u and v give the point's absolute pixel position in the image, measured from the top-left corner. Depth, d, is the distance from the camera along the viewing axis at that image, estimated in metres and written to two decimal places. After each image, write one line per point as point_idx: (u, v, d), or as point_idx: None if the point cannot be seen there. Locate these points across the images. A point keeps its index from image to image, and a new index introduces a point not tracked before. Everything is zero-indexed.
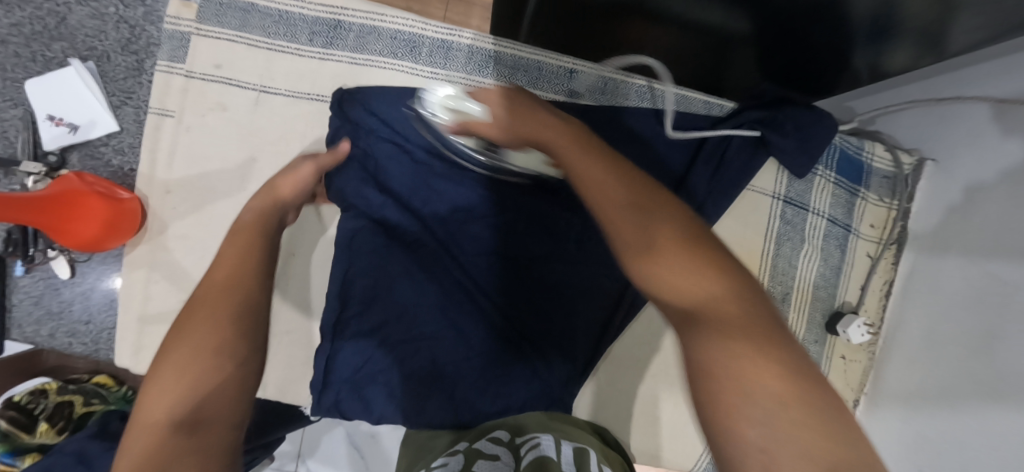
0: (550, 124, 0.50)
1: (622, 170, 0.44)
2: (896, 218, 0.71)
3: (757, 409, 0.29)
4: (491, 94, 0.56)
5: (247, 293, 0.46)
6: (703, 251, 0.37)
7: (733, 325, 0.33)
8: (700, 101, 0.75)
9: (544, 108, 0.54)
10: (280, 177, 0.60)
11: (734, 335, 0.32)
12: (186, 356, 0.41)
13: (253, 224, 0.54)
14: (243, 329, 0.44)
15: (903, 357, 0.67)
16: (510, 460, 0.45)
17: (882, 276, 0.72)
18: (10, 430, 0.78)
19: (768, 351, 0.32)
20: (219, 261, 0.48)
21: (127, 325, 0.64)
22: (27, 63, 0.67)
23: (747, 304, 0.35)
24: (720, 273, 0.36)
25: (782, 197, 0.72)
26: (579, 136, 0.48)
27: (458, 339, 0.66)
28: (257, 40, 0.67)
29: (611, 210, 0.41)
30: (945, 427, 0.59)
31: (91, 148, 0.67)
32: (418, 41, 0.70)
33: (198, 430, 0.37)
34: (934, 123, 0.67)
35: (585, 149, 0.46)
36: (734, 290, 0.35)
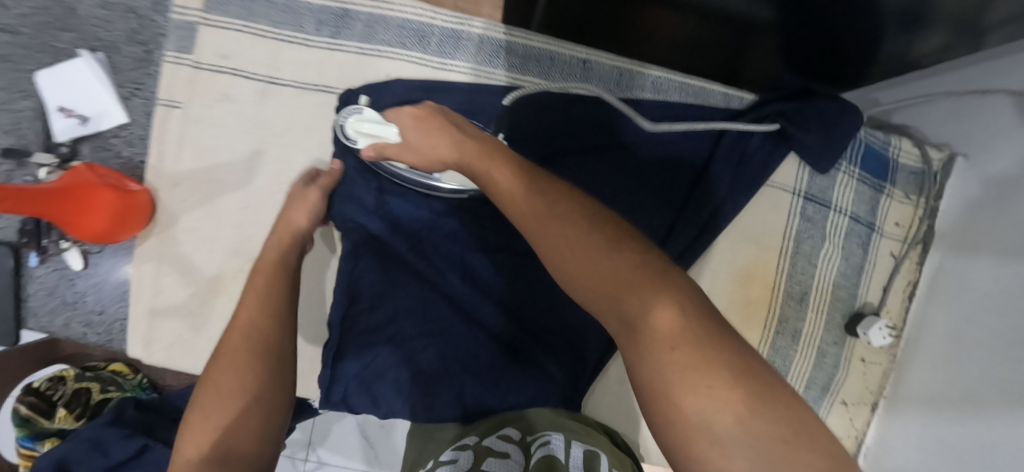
0: (465, 147, 0.46)
1: (543, 180, 0.40)
2: (923, 217, 0.68)
3: (705, 419, 0.28)
4: (408, 115, 0.51)
5: (266, 332, 0.52)
6: (632, 256, 0.35)
7: (669, 333, 0.31)
8: (719, 92, 0.72)
9: (464, 128, 0.49)
10: (292, 207, 0.62)
11: (680, 348, 0.30)
12: (211, 398, 0.48)
13: (274, 261, 0.58)
14: (264, 365, 0.50)
15: (924, 360, 0.66)
16: (522, 459, 0.46)
17: (906, 277, 0.69)
18: (31, 415, 0.82)
19: (716, 360, 0.30)
20: (240, 306, 0.54)
21: (138, 317, 0.65)
22: (37, 54, 0.66)
23: (686, 300, 0.33)
24: (655, 274, 0.34)
25: (803, 194, 0.69)
26: (499, 155, 0.44)
27: (468, 336, 0.66)
28: (264, 30, 0.66)
29: (534, 225, 0.38)
30: (967, 432, 0.57)
31: (101, 139, 0.67)
32: (427, 31, 0.68)
33: (226, 462, 0.44)
34: (967, 119, 0.64)
35: (502, 165, 0.43)
36: (667, 292, 0.33)
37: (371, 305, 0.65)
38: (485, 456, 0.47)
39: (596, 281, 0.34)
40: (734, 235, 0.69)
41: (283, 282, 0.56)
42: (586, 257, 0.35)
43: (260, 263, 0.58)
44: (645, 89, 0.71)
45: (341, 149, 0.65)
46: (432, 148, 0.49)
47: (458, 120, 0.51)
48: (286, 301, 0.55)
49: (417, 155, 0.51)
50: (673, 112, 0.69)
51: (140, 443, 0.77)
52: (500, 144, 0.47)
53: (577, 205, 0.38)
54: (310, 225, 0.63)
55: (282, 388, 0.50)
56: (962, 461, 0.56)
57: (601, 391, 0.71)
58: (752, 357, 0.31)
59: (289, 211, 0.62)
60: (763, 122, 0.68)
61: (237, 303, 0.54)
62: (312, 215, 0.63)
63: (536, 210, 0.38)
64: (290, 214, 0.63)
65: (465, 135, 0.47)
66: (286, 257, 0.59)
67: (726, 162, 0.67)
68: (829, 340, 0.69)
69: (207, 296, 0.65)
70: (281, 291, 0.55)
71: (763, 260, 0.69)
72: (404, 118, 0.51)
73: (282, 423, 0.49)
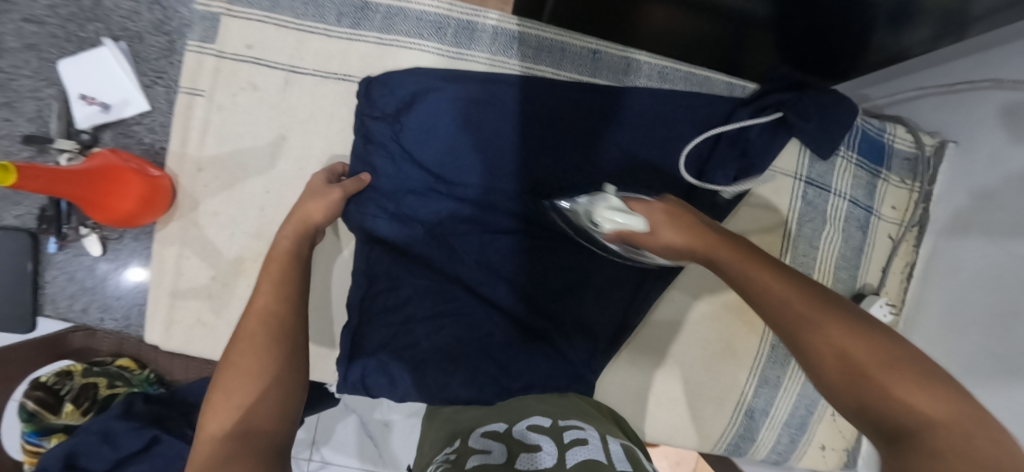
0: (708, 242, 0.53)
1: (802, 282, 0.46)
2: (919, 200, 0.71)
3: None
4: (650, 206, 0.57)
5: (282, 318, 0.53)
6: (904, 365, 0.37)
7: (947, 450, 0.33)
8: (723, 83, 0.75)
9: (713, 227, 0.55)
10: (309, 200, 0.62)
11: (961, 455, 0.32)
12: (232, 380, 0.48)
13: (288, 252, 0.59)
14: (282, 348, 0.51)
15: (921, 339, 0.68)
16: (554, 450, 0.45)
17: (904, 258, 0.72)
18: (37, 410, 0.82)
19: None
20: (255, 295, 0.55)
21: (159, 299, 0.66)
22: (62, 43, 0.66)
23: (974, 432, 0.33)
24: (940, 393, 0.35)
25: (804, 178, 0.72)
26: (745, 251, 0.50)
27: (485, 317, 0.68)
28: (286, 21, 0.67)
29: (795, 316, 0.43)
30: None
31: (124, 127, 0.67)
32: (444, 22, 0.70)
33: (248, 437, 0.43)
34: (953, 108, 0.67)
35: (750, 260, 0.49)
36: (951, 415, 0.34)
37: (390, 287, 0.67)
38: (519, 451, 0.46)
39: (860, 377, 0.38)
40: (740, 219, 0.72)
41: (297, 270, 0.57)
42: (858, 353, 0.39)
43: (274, 252, 0.59)
44: (650, 78, 0.74)
45: (361, 137, 0.67)
46: (667, 237, 0.55)
47: (695, 213, 0.57)
48: (300, 290, 0.56)
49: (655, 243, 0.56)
50: (681, 100, 0.71)
51: (150, 435, 0.77)
52: (744, 242, 0.52)
53: (840, 308, 0.42)
54: (325, 220, 0.63)
55: (298, 371, 0.51)
56: None
57: (612, 373, 0.72)
58: None
59: (306, 204, 0.62)
60: (764, 112, 0.70)
61: (251, 292, 0.55)
62: (329, 210, 0.63)
63: (796, 304, 0.43)
64: (307, 207, 0.62)
65: (704, 230, 0.54)
66: (299, 246, 0.60)
67: (730, 148, 0.70)
68: None
69: (228, 279, 0.66)
70: (297, 280, 0.56)
71: (766, 242, 0.71)
72: (654, 211, 0.57)
73: (300, 405, 0.49)
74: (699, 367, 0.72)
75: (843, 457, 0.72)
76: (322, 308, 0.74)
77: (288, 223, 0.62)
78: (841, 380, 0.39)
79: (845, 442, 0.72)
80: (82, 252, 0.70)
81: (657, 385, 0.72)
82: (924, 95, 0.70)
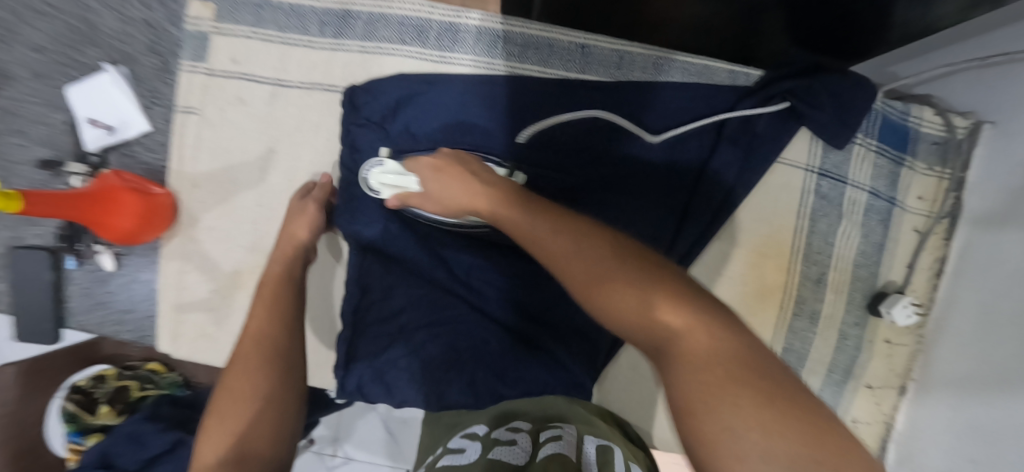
0: (484, 192, 0.50)
1: (568, 218, 0.42)
2: (949, 189, 0.65)
3: (733, 437, 0.27)
4: (424, 165, 0.56)
5: (274, 339, 0.54)
6: (654, 276, 0.35)
7: (698, 354, 0.30)
8: (725, 71, 0.68)
9: (495, 178, 0.52)
10: (293, 220, 0.64)
11: (704, 356, 0.30)
12: (226, 405, 0.49)
13: (278, 275, 0.60)
14: (274, 370, 0.51)
15: (953, 340, 0.63)
16: (528, 448, 0.49)
17: (932, 254, 0.66)
18: (77, 412, 0.88)
19: (739, 362, 0.30)
20: (249, 319, 0.56)
21: (166, 311, 0.69)
22: (67, 70, 0.69)
23: (715, 326, 0.32)
24: (681, 295, 0.34)
25: (816, 170, 0.66)
26: (517, 198, 0.47)
27: (478, 323, 0.67)
28: (272, 35, 0.67)
29: (559, 257, 0.39)
30: (997, 414, 0.55)
31: (127, 147, 0.70)
32: (426, 26, 0.68)
33: (242, 461, 0.44)
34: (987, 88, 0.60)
35: (523, 207, 0.45)
36: (695, 311, 0.33)
37: (383, 296, 0.67)
38: (492, 445, 0.50)
39: (616, 298, 0.35)
40: (747, 217, 0.67)
41: (290, 294, 0.58)
42: (608, 274, 0.36)
43: (266, 277, 0.60)
44: (646, 70, 0.68)
45: (348, 146, 0.67)
46: (454, 201, 0.53)
47: (482, 168, 0.54)
48: (293, 312, 0.57)
49: (435, 203, 0.56)
50: (678, 93, 0.66)
51: (175, 437, 0.82)
52: (514, 188, 0.50)
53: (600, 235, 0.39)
54: (311, 237, 0.65)
55: (294, 387, 0.52)
56: (997, 444, 0.54)
57: (613, 376, 0.70)
58: (791, 385, 0.29)
59: (290, 224, 0.63)
60: (772, 102, 0.65)
61: (246, 317, 0.57)
62: (312, 225, 0.65)
63: (560, 241, 0.40)
64: (291, 228, 0.64)
65: (480, 179, 0.52)
66: (290, 268, 0.61)
67: (733, 143, 0.65)
68: (850, 321, 0.67)
69: (227, 292, 0.68)
70: (290, 304, 0.58)
71: (774, 240, 0.67)
72: (430, 171, 0.56)
73: (296, 426, 0.49)
74: None
75: None
76: (322, 316, 0.75)
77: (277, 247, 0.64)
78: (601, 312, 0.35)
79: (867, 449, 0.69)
80: (98, 268, 0.74)
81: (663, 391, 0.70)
82: (956, 73, 0.63)
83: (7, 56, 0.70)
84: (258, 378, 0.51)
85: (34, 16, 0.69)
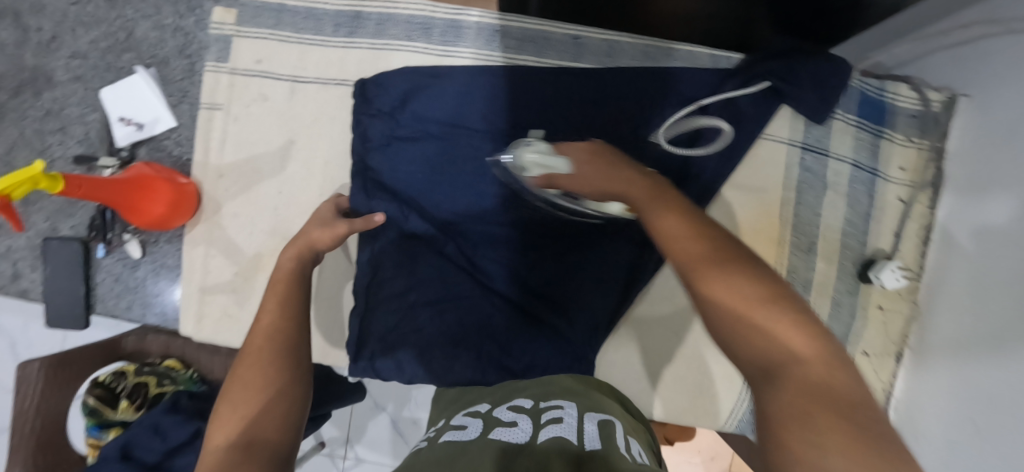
0: (626, 178, 0.50)
1: (710, 224, 0.42)
2: (928, 159, 0.68)
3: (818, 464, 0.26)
4: (577, 147, 0.57)
5: (285, 335, 0.55)
6: (790, 309, 0.35)
7: (814, 388, 0.31)
8: (707, 55, 0.73)
9: (630, 164, 0.53)
10: (317, 229, 0.65)
11: (822, 391, 0.30)
12: (239, 392, 0.50)
13: (291, 273, 0.61)
14: (284, 362, 0.53)
15: (945, 303, 0.65)
16: (529, 427, 0.46)
17: (918, 222, 0.68)
18: (98, 406, 0.90)
19: (853, 408, 0.29)
20: (260, 314, 0.57)
21: (190, 294, 0.73)
22: (103, 73, 0.76)
23: (835, 373, 0.32)
24: (809, 333, 0.34)
25: (800, 144, 0.70)
26: (659, 190, 0.47)
27: (484, 298, 0.71)
28: (289, 36, 0.73)
29: (690, 255, 0.40)
30: (990, 373, 0.56)
31: (156, 142, 0.76)
32: (430, 23, 0.74)
33: (252, 447, 0.45)
34: (970, 60, 0.63)
35: (657, 200, 0.45)
36: (819, 353, 0.33)
37: (392, 275, 0.71)
38: (493, 426, 0.48)
39: (742, 312, 0.35)
40: (737, 191, 0.71)
41: (301, 292, 0.60)
42: (742, 289, 0.36)
43: (277, 273, 0.62)
44: (633, 57, 0.74)
45: (358, 137, 0.72)
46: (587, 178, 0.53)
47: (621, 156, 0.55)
48: (301, 307, 0.59)
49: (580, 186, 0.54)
50: (665, 77, 0.71)
51: (194, 428, 0.84)
52: (659, 181, 0.49)
53: (741, 253, 0.39)
54: (329, 247, 0.65)
55: (301, 385, 0.52)
56: (995, 404, 0.54)
57: (614, 349, 0.73)
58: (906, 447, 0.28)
59: (312, 231, 0.65)
60: (751, 83, 0.69)
61: (257, 311, 0.58)
62: (333, 240, 0.65)
63: (698, 242, 0.40)
64: (311, 233, 0.65)
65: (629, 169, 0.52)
66: (300, 268, 0.62)
67: (719, 123, 0.70)
68: (842, 288, 0.69)
69: (248, 275, 0.72)
70: (298, 300, 0.59)
71: (763, 212, 0.70)
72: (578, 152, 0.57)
73: (303, 417, 0.51)
74: (700, 344, 0.72)
75: None
76: None
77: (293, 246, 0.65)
78: (721, 318, 0.36)
79: None
80: (126, 256, 0.79)
81: (665, 364, 0.72)
82: (940, 52, 0.67)
83: (49, 62, 0.76)
84: (269, 368, 0.52)
85: (75, 26, 0.76)
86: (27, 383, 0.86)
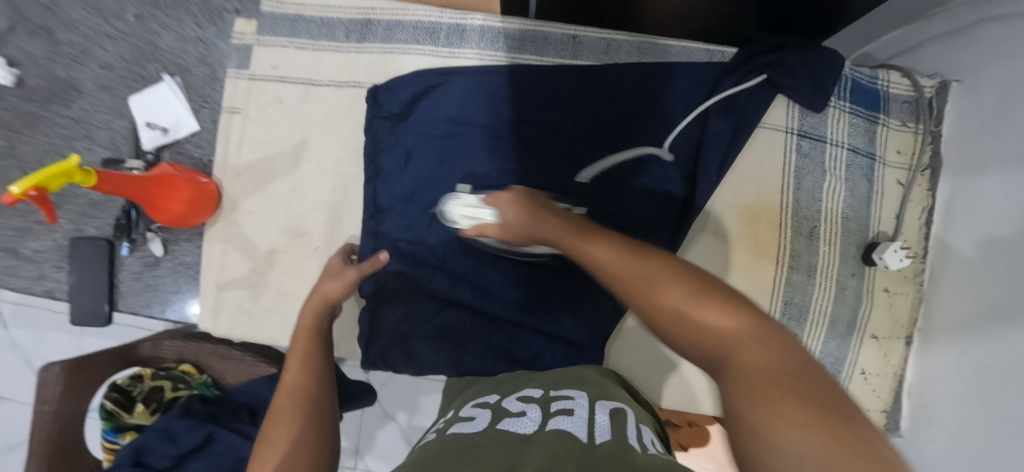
0: (546, 215, 0.52)
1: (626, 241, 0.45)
2: (925, 143, 0.70)
3: (777, 438, 0.28)
4: (500, 196, 0.57)
5: (309, 392, 0.55)
6: (712, 296, 0.37)
7: (749, 370, 0.32)
8: (702, 50, 0.76)
9: (550, 204, 0.55)
10: (326, 282, 0.66)
11: (750, 366, 0.32)
12: (269, 452, 0.49)
13: (313, 330, 0.62)
14: (311, 417, 0.52)
15: (951, 285, 0.65)
16: (538, 417, 0.46)
17: (919, 204, 0.70)
18: (115, 410, 0.92)
19: (787, 375, 0.31)
20: (284, 373, 0.58)
21: (207, 290, 0.75)
22: (130, 82, 0.81)
23: (766, 343, 0.33)
24: (734, 312, 0.35)
25: (796, 131, 0.72)
26: (578, 223, 0.50)
27: (489, 289, 0.72)
28: (304, 43, 0.78)
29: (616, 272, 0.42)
30: (1003, 356, 0.55)
31: (178, 146, 0.80)
32: (436, 28, 0.78)
33: None
34: (963, 47, 0.65)
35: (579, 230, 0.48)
36: (748, 329, 0.34)
37: (401, 266, 0.73)
38: (502, 416, 0.49)
39: (671, 312, 0.37)
40: (736, 179, 0.72)
41: (321, 346, 0.61)
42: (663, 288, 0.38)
43: (298, 331, 0.63)
44: (630, 54, 0.77)
45: (369, 138, 0.75)
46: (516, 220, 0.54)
47: (539, 197, 0.57)
48: (323, 361, 0.60)
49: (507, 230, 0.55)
50: (662, 70, 0.74)
51: (207, 431, 0.84)
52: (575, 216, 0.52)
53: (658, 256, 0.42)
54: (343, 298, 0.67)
55: (327, 439, 0.52)
56: (1009, 385, 0.54)
57: (620, 339, 0.73)
58: (843, 402, 0.29)
59: (324, 284, 0.66)
60: (749, 76, 0.71)
61: (281, 370, 0.58)
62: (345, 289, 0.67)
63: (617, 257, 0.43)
64: (323, 287, 0.66)
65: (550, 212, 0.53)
66: (320, 323, 0.64)
67: (721, 116, 0.71)
68: (846, 272, 0.69)
69: (263, 269, 0.75)
70: (319, 353, 0.60)
71: (764, 197, 0.71)
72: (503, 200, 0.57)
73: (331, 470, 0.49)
74: None
75: (881, 420, 0.69)
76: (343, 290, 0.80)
77: (308, 303, 0.66)
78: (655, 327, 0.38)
79: (882, 403, 0.70)
80: (148, 254, 0.83)
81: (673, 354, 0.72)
82: (935, 41, 0.69)
83: (79, 73, 0.81)
84: (298, 426, 0.51)
85: (104, 39, 0.81)
86: (46, 388, 0.85)
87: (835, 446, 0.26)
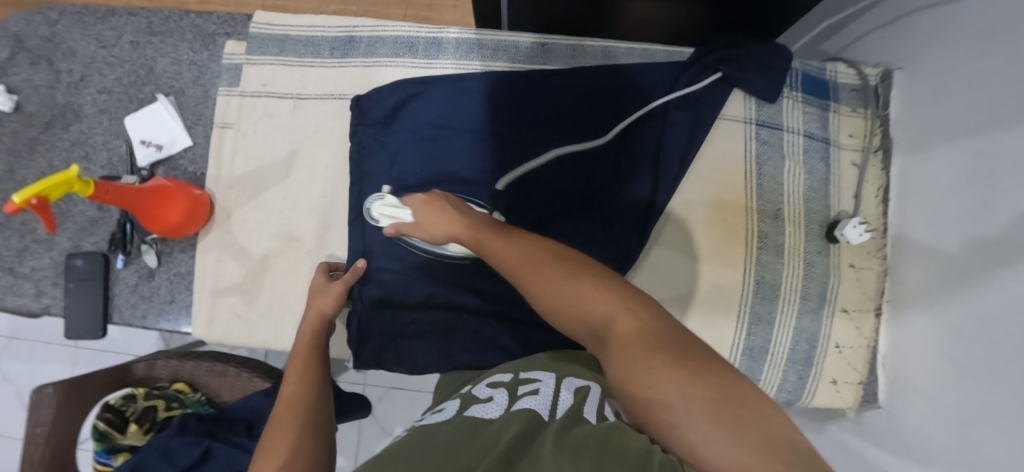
0: (459, 222, 0.60)
1: (525, 239, 0.53)
2: (874, 126, 0.75)
3: (656, 388, 0.37)
4: (416, 206, 0.65)
5: (308, 403, 0.56)
6: (589, 279, 0.45)
7: (625, 336, 0.40)
8: (662, 51, 0.82)
9: (457, 206, 0.63)
10: (318, 298, 0.70)
11: (624, 332, 0.41)
12: (266, 458, 0.49)
13: (309, 344, 0.65)
14: (308, 426, 0.53)
15: (912, 257, 0.67)
16: (504, 401, 0.48)
17: (874, 183, 0.74)
18: (108, 431, 0.93)
19: (651, 333, 0.40)
20: (282, 387, 0.59)
21: (202, 297, 0.78)
22: (126, 104, 0.85)
23: (636, 310, 0.42)
24: (607, 288, 0.44)
25: (755, 121, 0.77)
26: (485, 225, 0.58)
27: (473, 284, 0.75)
28: (292, 60, 0.83)
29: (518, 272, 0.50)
30: (965, 314, 0.58)
31: (173, 162, 0.84)
32: (415, 41, 0.83)
33: None
34: (898, 37, 0.71)
35: (489, 235, 0.56)
36: (620, 300, 0.43)
37: (388, 265, 0.76)
38: (471, 404, 0.51)
39: (562, 298, 0.46)
40: (702, 169, 0.76)
41: (316, 359, 0.63)
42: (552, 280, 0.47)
43: (297, 345, 0.65)
44: (595, 57, 0.83)
45: (354, 145, 0.79)
46: (435, 231, 0.62)
47: (449, 200, 0.64)
48: (320, 375, 0.61)
49: (424, 232, 0.64)
50: (626, 71, 0.79)
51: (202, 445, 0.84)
52: (481, 218, 0.59)
53: (547, 250, 0.50)
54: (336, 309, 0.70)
55: (324, 446, 0.52)
56: (972, 341, 0.56)
57: None
58: (695, 346, 0.39)
59: (317, 300, 0.70)
60: (705, 72, 0.77)
61: (280, 386, 0.60)
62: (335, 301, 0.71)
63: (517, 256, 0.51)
64: (318, 306, 0.70)
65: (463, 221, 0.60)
66: (318, 337, 0.67)
67: (681, 109, 0.77)
68: (812, 250, 0.73)
69: (258, 275, 0.78)
70: (317, 366, 0.62)
71: (729, 181, 0.76)
72: (416, 203, 0.65)
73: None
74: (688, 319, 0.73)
75: (860, 392, 0.72)
76: None
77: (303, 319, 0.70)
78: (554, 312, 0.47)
79: (858, 375, 0.72)
80: (143, 267, 0.86)
81: None
82: (875, 33, 0.75)
83: (78, 98, 0.86)
84: (295, 434, 0.51)
85: (102, 66, 0.86)
86: (39, 409, 0.84)
87: (690, 383, 0.36)
